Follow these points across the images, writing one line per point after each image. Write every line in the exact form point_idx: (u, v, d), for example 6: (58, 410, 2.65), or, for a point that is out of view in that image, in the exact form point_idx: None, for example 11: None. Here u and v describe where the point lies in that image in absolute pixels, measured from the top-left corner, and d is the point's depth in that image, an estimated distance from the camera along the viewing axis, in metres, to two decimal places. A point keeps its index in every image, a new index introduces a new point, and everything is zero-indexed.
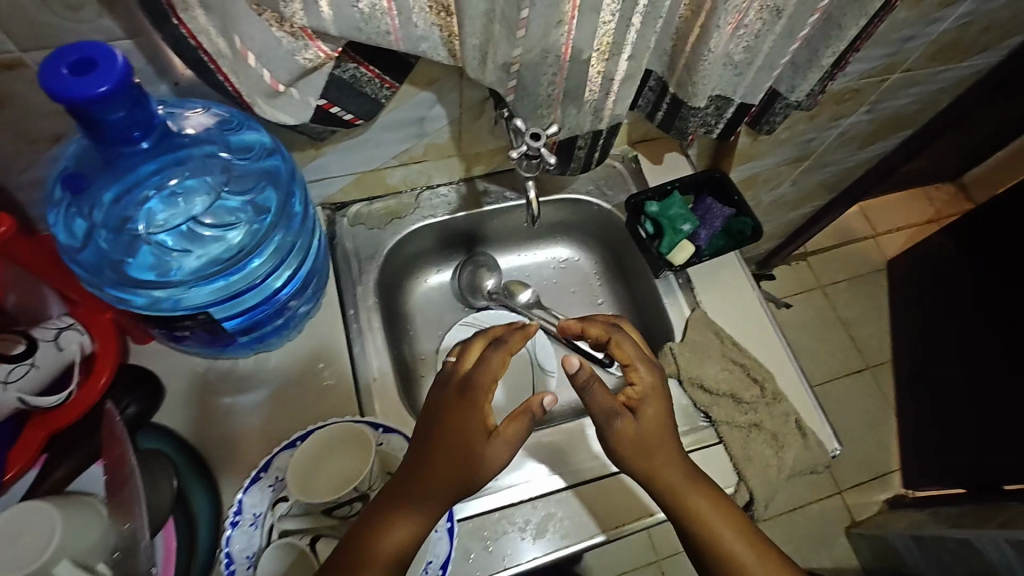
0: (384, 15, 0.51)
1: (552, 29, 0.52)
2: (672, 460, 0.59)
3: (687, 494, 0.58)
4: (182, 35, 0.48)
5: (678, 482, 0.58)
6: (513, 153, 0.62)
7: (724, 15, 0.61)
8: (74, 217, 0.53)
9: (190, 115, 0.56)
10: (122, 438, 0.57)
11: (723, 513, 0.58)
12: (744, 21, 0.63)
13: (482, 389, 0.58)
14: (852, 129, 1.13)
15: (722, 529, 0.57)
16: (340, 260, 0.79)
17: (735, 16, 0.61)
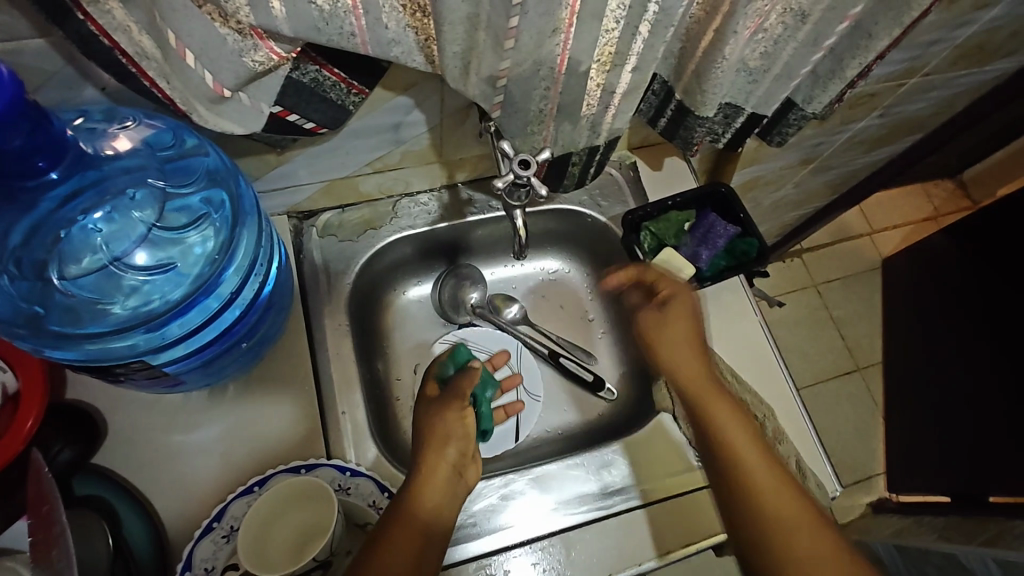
0: (348, 14, 0.43)
1: (546, 39, 0.45)
2: (737, 420, 0.60)
3: (744, 450, 0.58)
4: (91, 33, 0.40)
5: (744, 440, 0.59)
6: (501, 182, 0.56)
7: (742, 20, 0.52)
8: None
9: (115, 133, 0.48)
10: (51, 493, 0.50)
11: (762, 459, 0.57)
12: (764, 25, 0.54)
13: (455, 406, 0.63)
14: (862, 132, 1.06)
15: (753, 463, 0.57)
16: (308, 276, 0.72)
17: (755, 20, 0.53)
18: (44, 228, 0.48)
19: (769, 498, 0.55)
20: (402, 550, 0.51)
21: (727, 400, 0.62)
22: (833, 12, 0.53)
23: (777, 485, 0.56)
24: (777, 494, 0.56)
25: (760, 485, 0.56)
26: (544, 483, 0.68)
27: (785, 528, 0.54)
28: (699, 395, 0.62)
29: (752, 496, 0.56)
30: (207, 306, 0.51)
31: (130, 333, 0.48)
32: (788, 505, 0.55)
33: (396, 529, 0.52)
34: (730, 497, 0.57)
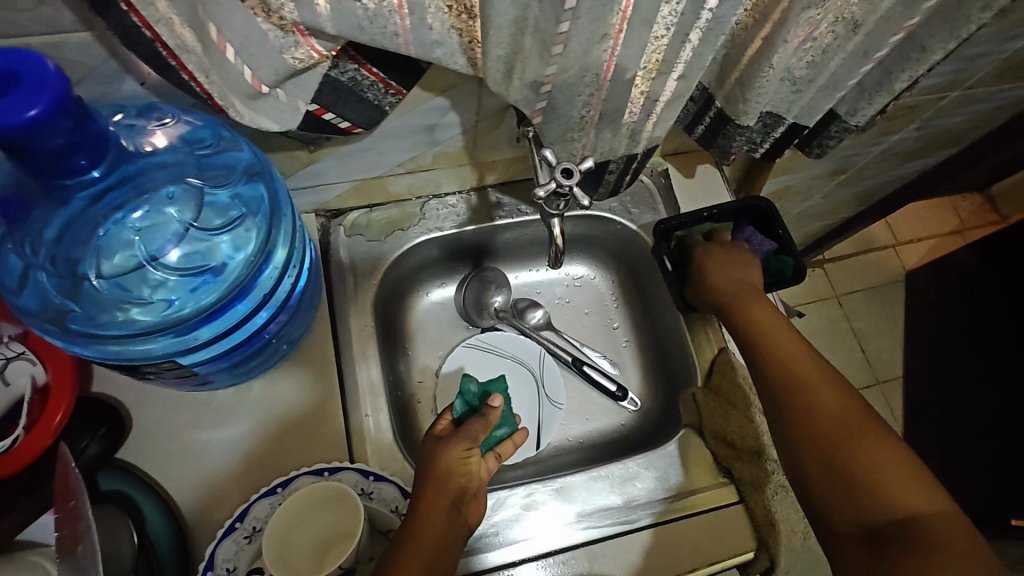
0: (392, 14, 0.41)
1: (594, 45, 0.43)
2: (784, 328, 0.64)
3: (785, 353, 0.61)
4: (133, 24, 0.39)
5: (791, 352, 0.61)
6: (541, 190, 0.55)
7: (793, 29, 0.50)
8: (10, 256, 0.46)
9: (153, 131, 0.48)
10: (77, 488, 0.50)
11: (804, 365, 0.60)
12: (814, 34, 0.52)
13: (462, 448, 0.56)
14: (898, 144, 1.04)
15: (801, 367, 0.60)
16: (334, 276, 0.72)
17: (807, 28, 0.51)
18: (76, 225, 0.46)
19: (807, 395, 0.57)
20: (427, 536, 0.50)
21: (766, 316, 0.65)
22: (887, 22, 0.51)
23: (807, 379, 0.58)
24: (813, 389, 0.58)
25: (792, 380, 0.59)
26: (567, 494, 0.67)
27: (834, 433, 0.54)
28: (749, 318, 0.65)
29: (793, 389, 0.58)
30: (243, 308, 0.52)
31: (158, 335, 0.48)
32: (832, 400, 0.56)
33: (425, 521, 0.51)
34: (778, 394, 0.59)
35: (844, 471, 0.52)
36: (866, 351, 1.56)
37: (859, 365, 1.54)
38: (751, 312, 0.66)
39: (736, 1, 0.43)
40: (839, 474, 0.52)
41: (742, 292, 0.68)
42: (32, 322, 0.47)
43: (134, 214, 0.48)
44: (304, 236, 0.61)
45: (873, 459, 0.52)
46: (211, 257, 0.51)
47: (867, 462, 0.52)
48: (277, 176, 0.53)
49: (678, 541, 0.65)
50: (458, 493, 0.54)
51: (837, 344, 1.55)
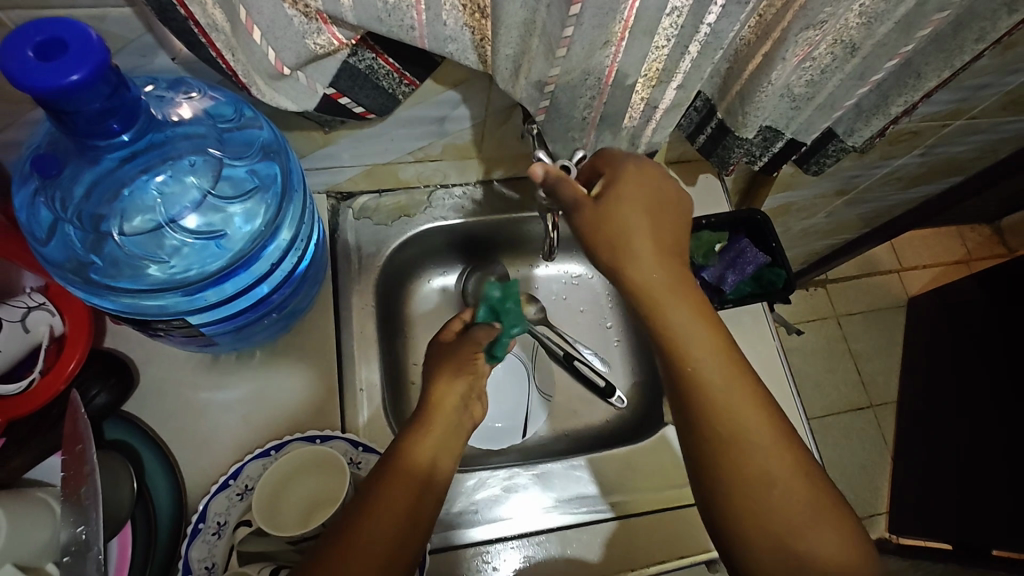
0: (410, 8, 0.44)
1: (597, 51, 0.46)
2: (714, 346, 0.52)
3: (733, 392, 0.51)
4: (169, 2, 0.42)
5: (750, 407, 0.51)
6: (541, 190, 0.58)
7: (792, 47, 0.52)
8: (42, 208, 0.49)
9: (181, 102, 0.50)
10: (85, 434, 0.54)
11: (759, 413, 0.51)
12: (813, 54, 0.54)
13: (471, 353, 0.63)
14: (902, 169, 1.06)
15: (752, 416, 0.51)
16: (341, 255, 0.75)
17: (806, 47, 0.53)
18: (102, 185, 0.49)
19: (769, 458, 0.50)
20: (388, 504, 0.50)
21: (679, 309, 0.52)
22: (884, 48, 0.54)
23: (761, 447, 0.50)
24: (768, 450, 0.50)
25: (752, 442, 0.50)
26: (546, 481, 0.70)
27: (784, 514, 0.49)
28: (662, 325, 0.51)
29: (746, 447, 0.50)
30: (247, 277, 0.55)
31: (167, 294, 0.52)
32: (783, 458, 0.50)
33: (381, 502, 0.50)
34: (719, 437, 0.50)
35: (789, 550, 0.48)
36: (862, 373, 1.58)
37: (852, 386, 1.57)
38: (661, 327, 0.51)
39: (734, 18, 0.45)
40: (784, 553, 0.49)
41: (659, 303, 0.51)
42: (55, 271, 0.51)
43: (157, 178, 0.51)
44: (312, 212, 0.64)
45: (818, 529, 0.49)
46: (222, 226, 0.54)
47: (810, 541, 0.48)
48: (291, 156, 0.56)
49: (649, 533, 0.68)
50: (422, 480, 0.53)
51: (831, 364, 1.58)
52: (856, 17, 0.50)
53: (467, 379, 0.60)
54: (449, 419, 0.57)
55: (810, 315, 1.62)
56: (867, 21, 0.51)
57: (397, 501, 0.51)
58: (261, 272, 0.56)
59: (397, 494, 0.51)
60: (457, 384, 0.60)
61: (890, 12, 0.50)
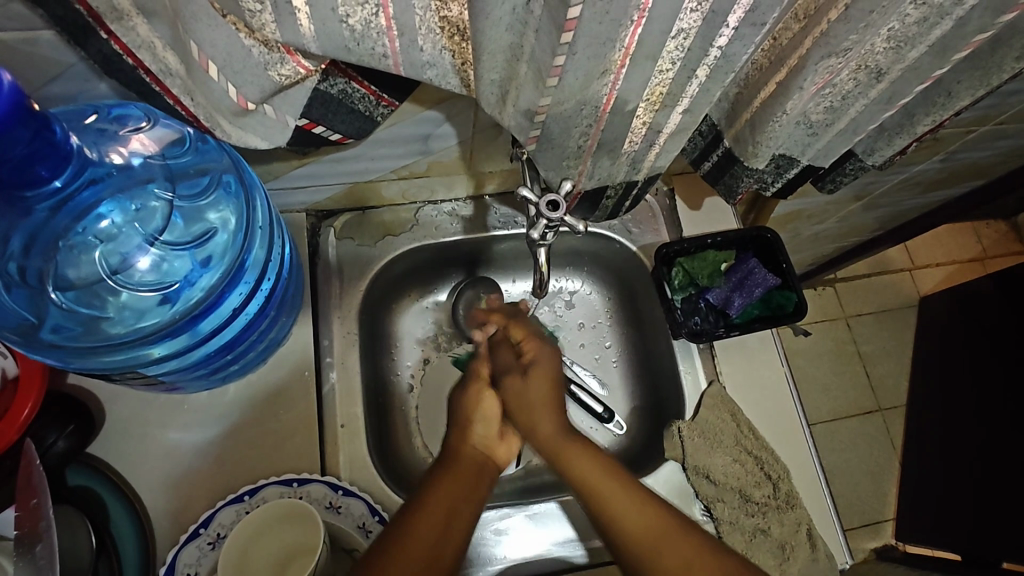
0: (381, 36, 0.39)
1: (593, 80, 0.41)
2: (590, 458, 0.56)
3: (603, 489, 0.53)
4: (114, 52, 0.39)
5: (625, 504, 0.52)
6: (532, 234, 0.56)
7: (811, 76, 0.47)
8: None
9: (121, 139, 0.49)
10: (40, 486, 0.50)
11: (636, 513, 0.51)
12: (834, 80, 0.48)
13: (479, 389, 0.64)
14: (920, 174, 0.99)
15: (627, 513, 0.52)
16: (320, 277, 0.70)
17: (827, 75, 0.47)
18: (42, 236, 0.48)
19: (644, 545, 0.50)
20: (443, 498, 0.51)
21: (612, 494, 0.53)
22: (915, 72, 0.48)
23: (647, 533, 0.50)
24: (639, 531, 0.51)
25: (635, 533, 0.51)
26: (540, 521, 0.66)
27: None
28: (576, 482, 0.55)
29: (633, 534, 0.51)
30: (232, 301, 0.53)
31: (153, 340, 0.51)
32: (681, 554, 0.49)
33: (417, 526, 0.48)
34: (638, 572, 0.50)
35: None
36: (871, 377, 1.53)
37: (860, 389, 1.52)
38: (568, 468, 0.56)
39: (748, 41, 0.40)
40: None
41: (555, 448, 0.58)
42: None
43: (102, 224, 0.50)
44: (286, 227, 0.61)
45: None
46: (191, 255, 0.53)
47: None
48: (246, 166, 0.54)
49: None
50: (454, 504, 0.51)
51: (838, 367, 1.53)
52: (884, 41, 0.45)
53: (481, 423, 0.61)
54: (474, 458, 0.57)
55: (819, 317, 1.56)
56: (897, 45, 0.45)
57: (437, 521, 0.48)
58: (249, 292, 0.54)
59: (437, 501, 0.51)
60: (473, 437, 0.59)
61: (923, 35, 0.44)
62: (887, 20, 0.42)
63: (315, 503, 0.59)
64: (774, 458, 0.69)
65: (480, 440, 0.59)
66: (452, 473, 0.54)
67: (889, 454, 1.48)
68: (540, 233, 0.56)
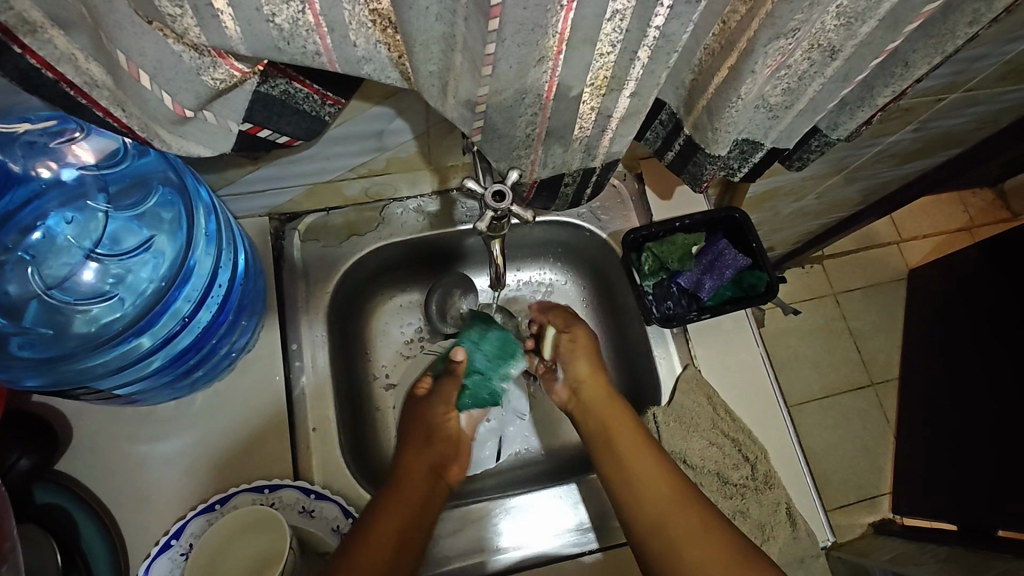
0: (311, 34, 0.38)
1: (530, 68, 0.40)
2: (628, 423, 0.63)
3: (636, 463, 0.59)
4: (31, 66, 0.36)
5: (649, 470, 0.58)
6: (478, 224, 0.54)
7: (762, 59, 0.47)
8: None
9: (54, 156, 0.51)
10: (3, 507, 0.49)
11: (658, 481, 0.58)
12: (787, 62, 0.48)
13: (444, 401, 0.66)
14: (894, 146, 0.99)
15: (678, 520, 0.54)
16: (286, 281, 0.69)
17: (779, 56, 0.46)
18: None
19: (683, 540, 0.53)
20: (397, 516, 0.55)
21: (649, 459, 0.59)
22: (868, 47, 0.47)
23: (670, 500, 0.56)
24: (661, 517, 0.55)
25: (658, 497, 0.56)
26: (523, 514, 0.66)
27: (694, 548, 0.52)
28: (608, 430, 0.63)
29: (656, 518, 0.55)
30: (180, 306, 0.53)
31: (103, 351, 0.51)
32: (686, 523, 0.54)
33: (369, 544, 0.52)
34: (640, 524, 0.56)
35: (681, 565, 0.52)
36: (861, 352, 1.53)
37: (850, 364, 1.51)
38: (605, 425, 0.63)
39: (685, 19, 0.39)
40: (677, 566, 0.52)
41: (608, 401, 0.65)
42: None
43: (41, 239, 0.52)
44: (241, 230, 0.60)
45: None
46: (132, 266, 0.54)
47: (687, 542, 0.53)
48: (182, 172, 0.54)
49: (631, 562, 0.64)
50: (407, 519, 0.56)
51: (827, 344, 1.53)
52: (834, 18, 0.44)
53: (434, 445, 0.63)
54: (427, 471, 0.61)
55: (807, 295, 1.56)
56: (847, 22, 0.44)
57: (391, 533, 0.54)
58: (196, 297, 0.53)
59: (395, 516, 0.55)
60: (422, 460, 0.61)
61: (872, 9, 0.43)
62: None
63: (288, 508, 0.58)
64: (752, 439, 0.68)
65: (438, 454, 0.63)
66: (407, 491, 0.58)
67: (883, 428, 1.48)
68: (487, 224, 0.55)
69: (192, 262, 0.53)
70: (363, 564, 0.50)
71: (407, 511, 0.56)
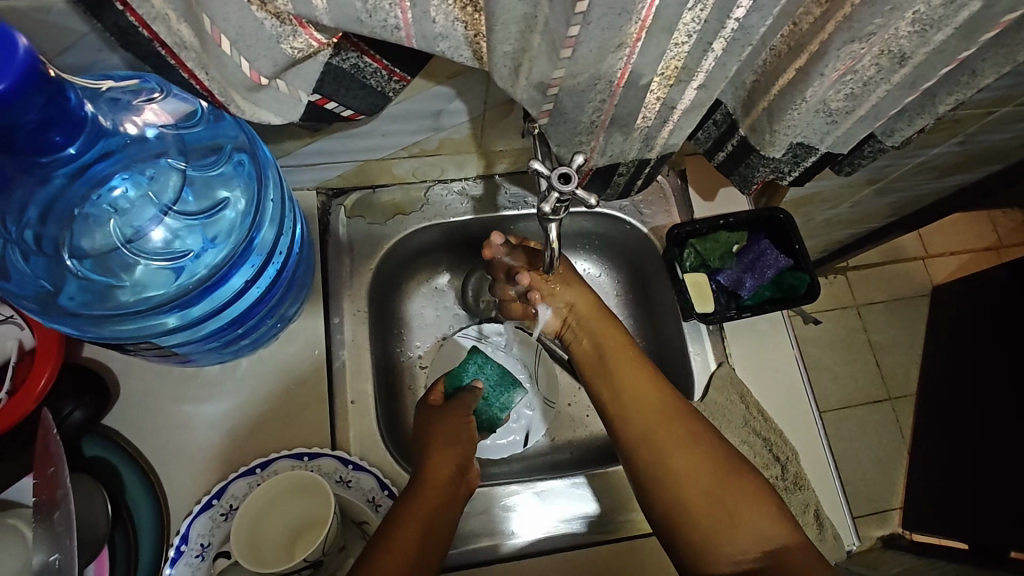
0: (393, 7, 0.39)
1: (608, 54, 0.41)
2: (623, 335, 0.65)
3: (627, 382, 0.61)
4: (130, 25, 0.38)
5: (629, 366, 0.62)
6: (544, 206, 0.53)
7: (833, 62, 0.47)
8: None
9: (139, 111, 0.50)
10: (57, 455, 0.51)
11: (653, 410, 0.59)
12: (856, 66, 0.48)
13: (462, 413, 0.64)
14: (936, 158, 0.97)
15: (677, 456, 0.56)
16: (331, 255, 0.70)
17: (849, 59, 0.46)
18: (58, 205, 0.49)
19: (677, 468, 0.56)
20: (419, 514, 0.54)
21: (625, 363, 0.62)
22: (940, 55, 0.47)
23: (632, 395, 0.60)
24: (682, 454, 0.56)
25: (629, 391, 0.60)
26: (548, 498, 0.67)
27: (639, 434, 0.58)
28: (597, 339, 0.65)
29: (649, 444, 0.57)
30: (241, 279, 0.54)
31: (166, 312, 0.52)
32: (652, 415, 0.58)
33: (391, 545, 0.51)
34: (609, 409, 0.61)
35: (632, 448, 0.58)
36: (881, 364, 1.52)
37: (870, 377, 1.51)
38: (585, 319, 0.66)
39: (765, 12, 0.39)
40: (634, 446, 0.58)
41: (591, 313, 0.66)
42: (14, 300, 0.50)
43: (116, 195, 0.51)
44: (296, 204, 0.61)
45: (736, 523, 0.53)
46: (199, 231, 0.54)
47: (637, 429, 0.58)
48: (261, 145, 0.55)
49: (654, 554, 0.65)
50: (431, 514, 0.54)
51: (848, 355, 1.52)
52: (909, 25, 0.44)
53: (460, 448, 0.61)
54: (450, 471, 0.59)
55: (831, 304, 1.55)
56: (921, 28, 0.44)
57: (414, 532, 0.52)
58: (259, 268, 0.55)
59: (419, 514, 0.54)
60: (445, 466, 0.58)
61: (950, 17, 0.43)
62: (912, 3, 0.41)
63: (326, 476, 0.59)
64: (783, 440, 0.69)
65: (460, 456, 0.60)
66: (428, 492, 0.56)
67: (898, 442, 1.47)
68: (551, 207, 0.54)
69: (256, 237, 0.54)
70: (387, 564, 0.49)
71: (429, 512, 0.54)
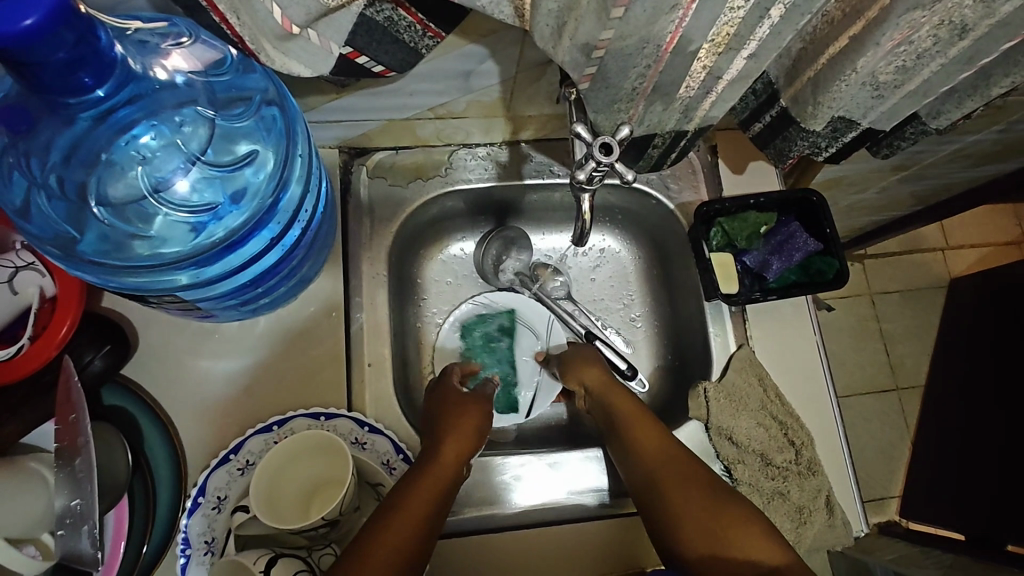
0: None
1: (661, 15, 0.39)
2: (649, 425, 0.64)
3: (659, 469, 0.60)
4: None
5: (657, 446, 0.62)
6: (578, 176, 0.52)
7: (890, 31, 0.44)
8: (15, 174, 0.48)
9: (166, 54, 0.48)
10: (78, 403, 0.51)
11: (703, 510, 0.56)
12: (912, 37, 0.45)
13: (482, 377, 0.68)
14: (971, 146, 0.94)
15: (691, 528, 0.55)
16: (351, 216, 0.69)
17: (906, 30, 0.44)
18: (82, 148, 0.48)
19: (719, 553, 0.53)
20: (424, 490, 0.54)
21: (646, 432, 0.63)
22: (1004, 28, 0.44)
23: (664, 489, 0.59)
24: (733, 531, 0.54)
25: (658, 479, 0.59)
26: (559, 469, 0.68)
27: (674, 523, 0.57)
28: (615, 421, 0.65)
29: (700, 530, 0.55)
30: (267, 235, 0.54)
31: (183, 267, 0.51)
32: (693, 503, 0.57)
33: (404, 506, 0.52)
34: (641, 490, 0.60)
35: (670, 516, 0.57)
36: (891, 354, 1.51)
37: (879, 366, 1.50)
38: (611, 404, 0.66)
39: None
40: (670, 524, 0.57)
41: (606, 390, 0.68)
42: (38, 245, 0.50)
43: (143, 143, 0.50)
44: (320, 163, 0.60)
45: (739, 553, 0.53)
46: (223, 186, 0.53)
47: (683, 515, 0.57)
48: (292, 101, 0.54)
49: None
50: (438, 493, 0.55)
51: (859, 343, 1.51)
52: None
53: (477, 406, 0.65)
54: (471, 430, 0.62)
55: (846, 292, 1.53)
56: None
57: (424, 501, 0.53)
58: (281, 229, 0.54)
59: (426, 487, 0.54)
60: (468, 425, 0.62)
61: None
62: None
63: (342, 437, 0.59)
64: (800, 426, 0.68)
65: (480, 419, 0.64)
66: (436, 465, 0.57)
67: (902, 432, 1.47)
68: (586, 176, 0.53)
69: (280, 196, 0.53)
70: (390, 530, 0.50)
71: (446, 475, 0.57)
